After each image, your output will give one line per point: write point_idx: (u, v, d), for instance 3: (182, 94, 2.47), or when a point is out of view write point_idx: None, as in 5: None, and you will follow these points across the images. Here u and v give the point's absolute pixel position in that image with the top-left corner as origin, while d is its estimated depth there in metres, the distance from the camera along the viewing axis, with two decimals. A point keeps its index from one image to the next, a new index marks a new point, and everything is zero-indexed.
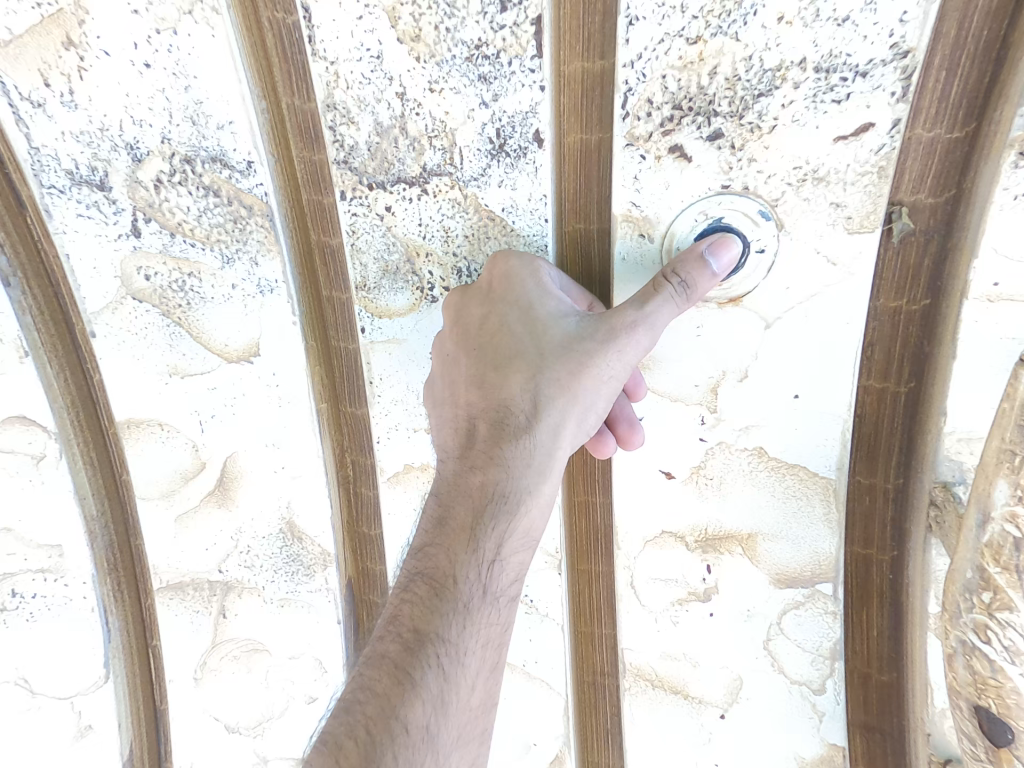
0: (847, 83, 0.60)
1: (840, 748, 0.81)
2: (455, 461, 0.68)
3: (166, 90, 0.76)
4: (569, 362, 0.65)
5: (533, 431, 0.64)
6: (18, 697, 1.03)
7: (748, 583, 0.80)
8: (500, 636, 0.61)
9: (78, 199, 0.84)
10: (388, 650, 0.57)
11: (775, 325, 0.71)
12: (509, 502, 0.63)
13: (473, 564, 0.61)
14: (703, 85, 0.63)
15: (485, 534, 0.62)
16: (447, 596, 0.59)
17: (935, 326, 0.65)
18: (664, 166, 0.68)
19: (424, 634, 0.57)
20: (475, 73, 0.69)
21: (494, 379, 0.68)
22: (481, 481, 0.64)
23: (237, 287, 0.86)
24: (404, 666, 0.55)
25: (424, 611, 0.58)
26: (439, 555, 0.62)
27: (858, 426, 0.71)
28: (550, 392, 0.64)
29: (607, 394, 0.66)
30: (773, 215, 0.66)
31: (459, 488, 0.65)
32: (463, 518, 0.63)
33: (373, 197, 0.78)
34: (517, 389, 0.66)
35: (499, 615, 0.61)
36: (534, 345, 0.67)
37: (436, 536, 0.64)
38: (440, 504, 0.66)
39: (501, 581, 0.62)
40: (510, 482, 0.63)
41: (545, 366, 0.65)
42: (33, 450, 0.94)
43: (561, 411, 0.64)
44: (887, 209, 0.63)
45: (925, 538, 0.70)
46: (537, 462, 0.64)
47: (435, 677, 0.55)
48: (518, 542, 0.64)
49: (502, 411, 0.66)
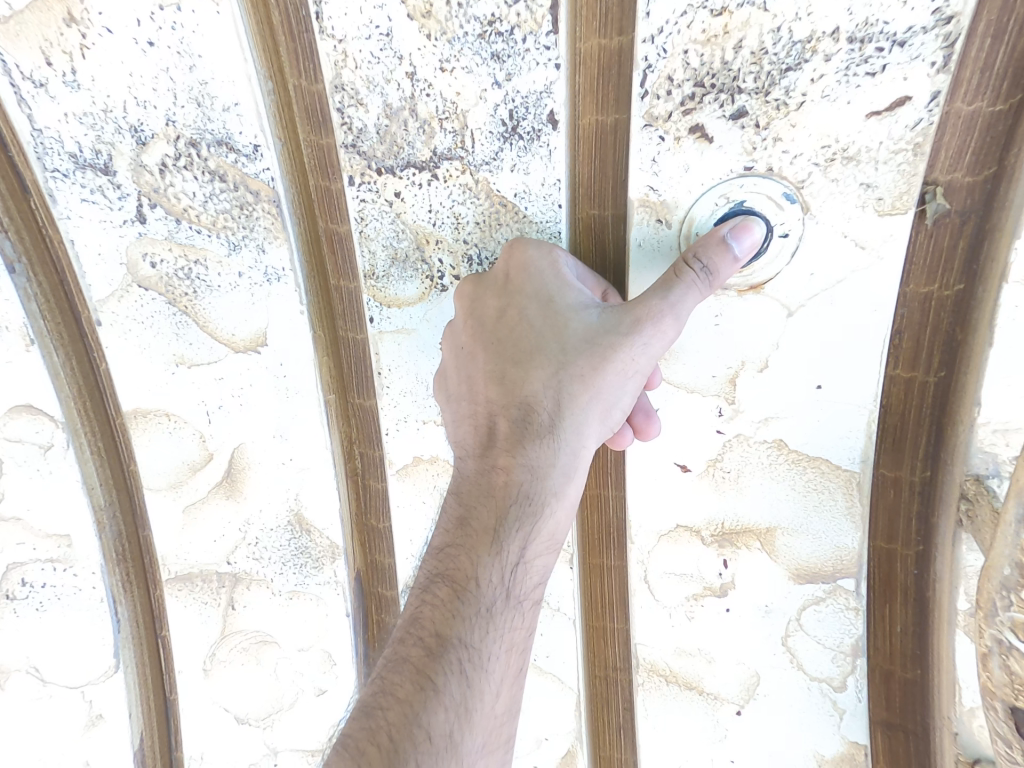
0: (883, 54, 0.57)
1: (860, 746, 0.79)
2: (476, 460, 0.66)
3: (170, 69, 0.74)
4: (592, 356, 0.62)
5: (557, 429, 0.62)
6: (29, 686, 1.03)
7: (766, 579, 0.78)
8: (523, 641, 0.59)
9: (82, 183, 0.82)
10: (409, 655, 0.55)
11: (798, 312, 0.68)
12: (533, 503, 0.61)
13: (497, 567, 0.59)
14: (727, 60, 0.61)
15: (509, 536, 0.60)
16: (470, 599, 0.57)
17: (969, 312, 0.62)
18: (684, 147, 0.65)
19: (447, 638, 0.55)
20: (488, 50, 0.66)
21: (514, 374, 0.66)
22: (505, 481, 0.62)
23: (244, 275, 0.84)
24: (426, 671, 0.53)
25: (446, 615, 0.57)
26: (460, 557, 0.60)
27: (883, 416, 0.69)
28: (573, 389, 0.62)
29: (631, 389, 0.64)
30: (798, 197, 0.64)
31: (480, 487, 0.64)
32: (486, 519, 0.61)
33: (383, 182, 0.76)
34: (539, 386, 0.64)
35: (523, 618, 0.59)
36: (556, 340, 0.65)
37: (457, 537, 0.62)
38: (461, 503, 0.64)
39: (525, 583, 0.60)
40: (535, 483, 0.62)
41: (567, 361, 0.63)
42: (40, 440, 0.93)
43: (585, 408, 0.62)
44: (921, 189, 0.60)
45: (956, 533, 0.67)
46: (561, 462, 0.62)
47: (458, 684, 0.53)
48: (542, 545, 0.62)
49: (524, 408, 0.64)
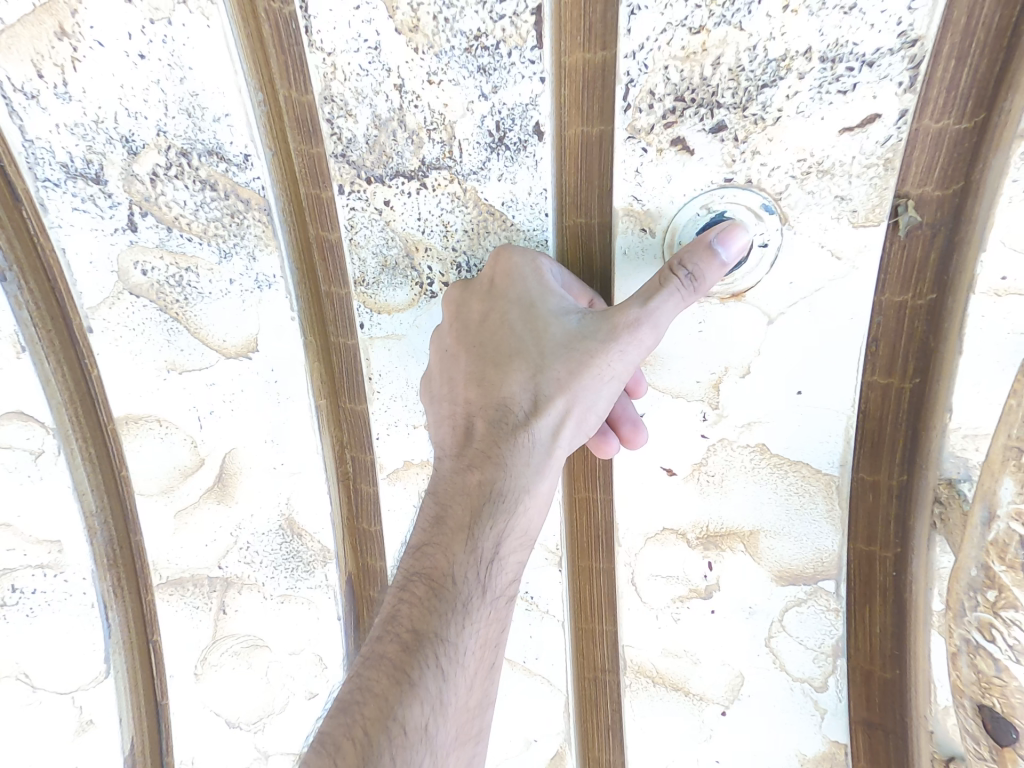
0: (854, 73, 0.59)
1: (841, 744, 0.80)
2: (453, 459, 0.67)
3: (161, 81, 0.75)
4: (570, 359, 0.64)
5: (532, 429, 0.64)
6: (19, 692, 1.03)
7: (750, 580, 0.80)
8: (497, 635, 0.60)
9: (73, 193, 0.83)
10: (386, 650, 0.56)
11: (778, 320, 0.70)
12: (507, 500, 0.62)
13: (472, 563, 0.60)
14: (706, 76, 0.62)
15: (483, 533, 0.61)
16: (446, 596, 0.58)
17: (941, 320, 0.64)
18: (666, 159, 0.67)
19: (423, 634, 0.56)
20: (474, 64, 0.68)
21: (494, 376, 0.67)
22: (479, 480, 0.64)
23: (235, 282, 0.85)
24: (402, 666, 0.54)
25: (422, 611, 0.58)
26: (437, 554, 0.61)
27: (861, 421, 0.70)
28: (550, 391, 0.64)
29: (607, 393, 0.65)
30: (777, 208, 0.65)
31: (456, 486, 0.65)
32: (461, 517, 0.62)
33: (372, 191, 0.77)
34: (518, 387, 0.65)
35: (497, 614, 0.61)
36: (536, 344, 0.66)
37: (433, 535, 0.63)
38: (437, 502, 0.65)
39: (499, 580, 0.62)
40: (509, 482, 0.63)
41: (546, 365, 0.64)
42: (32, 446, 0.94)
43: (562, 410, 0.64)
44: (893, 202, 0.62)
45: (930, 535, 0.69)
46: (536, 461, 0.63)
47: (434, 678, 0.54)
48: (516, 542, 0.63)
49: (502, 409, 0.66)
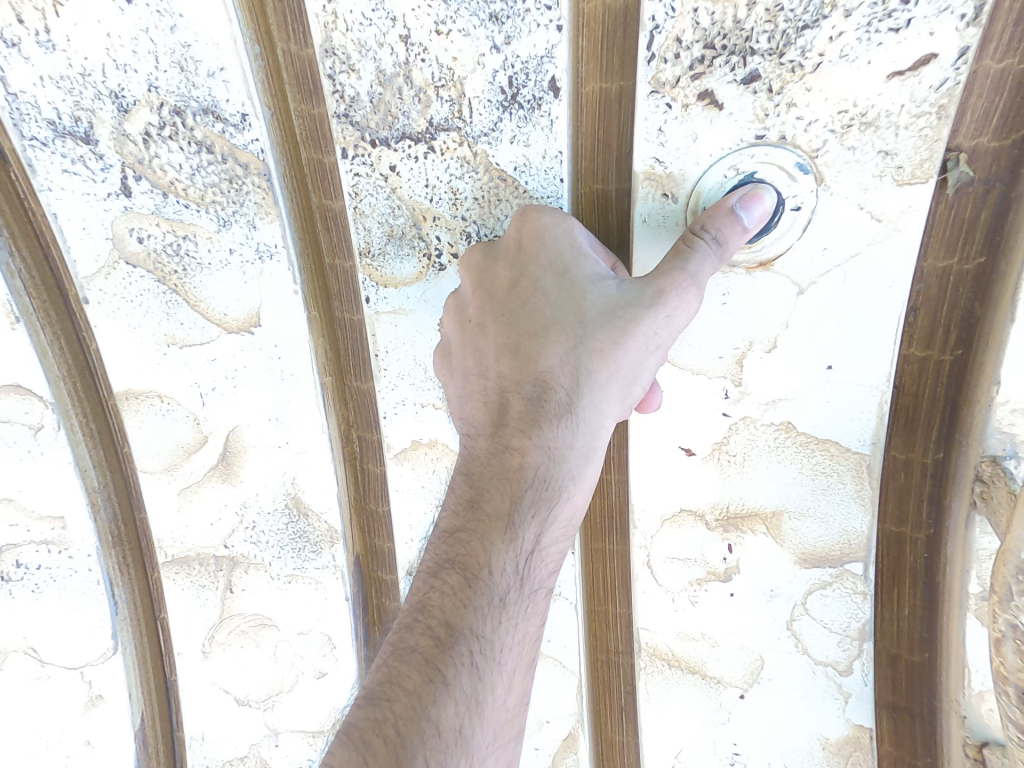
0: (908, 8, 0.53)
1: (865, 729, 0.78)
2: (487, 438, 0.63)
3: (150, 30, 0.70)
4: (612, 328, 0.60)
5: (574, 407, 0.60)
6: (27, 666, 1.02)
7: (771, 562, 0.77)
8: (535, 630, 0.58)
9: (62, 153, 0.79)
10: (417, 644, 0.54)
11: (809, 289, 0.66)
12: (550, 487, 0.59)
13: (511, 554, 0.57)
14: (740, 18, 0.57)
15: (524, 521, 0.58)
16: (480, 587, 0.55)
17: (989, 286, 0.60)
18: (692, 115, 0.62)
19: (457, 629, 0.54)
20: (486, 11, 0.63)
21: (529, 348, 0.63)
22: (519, 462, 0.60)
23: (235, 252, 0.82)
24: (435, 663, 0.52)
25: (455, 603, 0.55)
26: (472, 543, 0.58)
27: (896, 397, 0.67)
28: (592, 364, 0.60)
29: (652, 365, 0.62)
30: (812, 168, 0.61)
31: (493, 468, 0.61)
32: (499, 503, 0.59)
33: (377, 155, 0.73)
34: (556, 361, 0.61)
35: (536, 607, 0.58)
36: (573, 313, 0.62)
37: (468, 520, 0.59)
38: (472, 485, 0.62)
39: (539, 571, 0.59)
40: (551, 466, 0.59)
41: (586, 335, 0.60)
42: (31, 420, 0.91)
43: (603, 386, 0.60)
44: (943, 157, 0.58)
45: (969, 514, 0.66)
46: (579, 445, 0.60)
47: (468, 676, 0.52)
48: (558, 531, 0.60)
49: (540, 385, 0.62)
